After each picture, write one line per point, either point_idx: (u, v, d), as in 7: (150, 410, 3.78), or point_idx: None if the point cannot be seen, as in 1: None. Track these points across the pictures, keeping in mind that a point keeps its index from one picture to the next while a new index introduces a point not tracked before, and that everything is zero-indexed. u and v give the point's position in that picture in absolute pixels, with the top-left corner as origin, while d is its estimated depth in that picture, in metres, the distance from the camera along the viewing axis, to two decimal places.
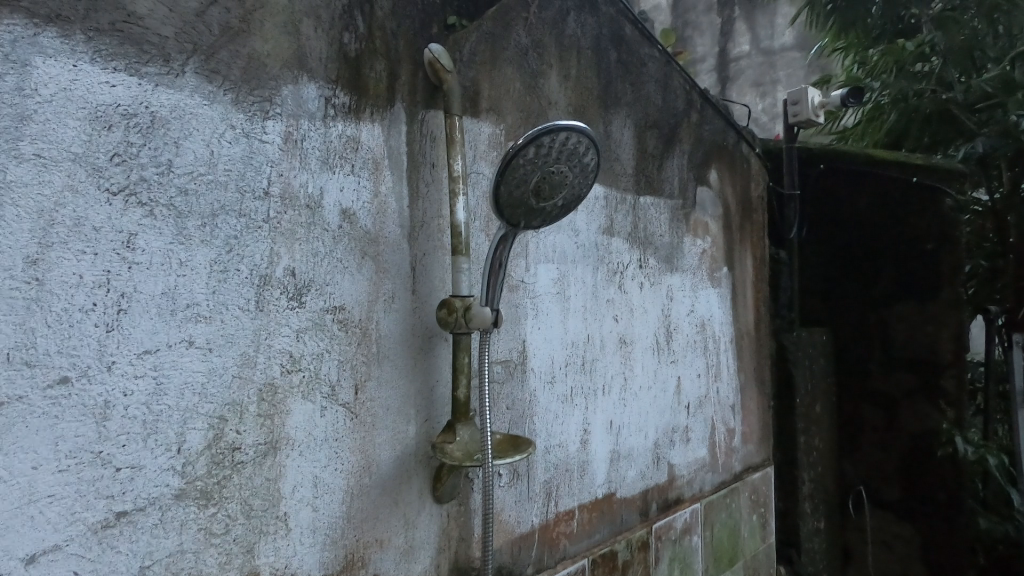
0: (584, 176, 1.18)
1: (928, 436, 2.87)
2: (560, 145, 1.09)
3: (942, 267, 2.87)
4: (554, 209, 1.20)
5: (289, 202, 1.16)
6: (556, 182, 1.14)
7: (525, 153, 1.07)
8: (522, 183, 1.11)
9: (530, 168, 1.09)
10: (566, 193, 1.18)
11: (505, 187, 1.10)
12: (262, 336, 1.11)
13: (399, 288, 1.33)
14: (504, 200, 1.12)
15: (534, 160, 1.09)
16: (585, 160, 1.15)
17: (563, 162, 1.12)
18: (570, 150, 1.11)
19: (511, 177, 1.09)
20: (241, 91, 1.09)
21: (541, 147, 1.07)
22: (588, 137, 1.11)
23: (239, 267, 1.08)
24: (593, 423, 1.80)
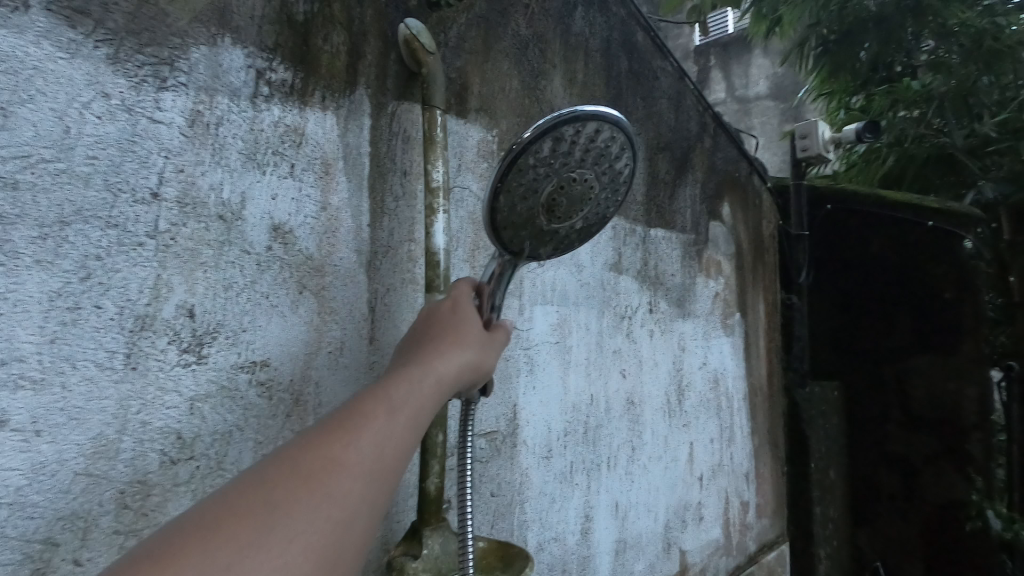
0: (614, 190, 0.89)
1: (954, 508, 2.57)
2: (588, 142, 0.80)
3: (963, 320, 2.64)
4: (571, 234, 0.90)
5: (191, 210, 0.80)
6: (578, 195, 0.84)
7: (539, 149, 0.77)
8: (531, 195, 0.81)
9: (544, 172, 0.79)
10: (589, 212, 0.88)
11: (507, 198, 0.80)
12: (132, 409, 0.73)
13: (350, 336, 0.97)
14: (505, 216, 0.81)
15: (549, 160, 0.79)
16: (618, 165, 0.85)
17: (589, 165, 0.82)
18: (601, 149, 0.82)
19: (518, 185, 0.79)
20: (124, 46, 0.75)
21: (561, 142, 0.78)
22: (625, 134, 0.82)
23: (101, 302, 0.71)
24: (596, 506, 1.44)
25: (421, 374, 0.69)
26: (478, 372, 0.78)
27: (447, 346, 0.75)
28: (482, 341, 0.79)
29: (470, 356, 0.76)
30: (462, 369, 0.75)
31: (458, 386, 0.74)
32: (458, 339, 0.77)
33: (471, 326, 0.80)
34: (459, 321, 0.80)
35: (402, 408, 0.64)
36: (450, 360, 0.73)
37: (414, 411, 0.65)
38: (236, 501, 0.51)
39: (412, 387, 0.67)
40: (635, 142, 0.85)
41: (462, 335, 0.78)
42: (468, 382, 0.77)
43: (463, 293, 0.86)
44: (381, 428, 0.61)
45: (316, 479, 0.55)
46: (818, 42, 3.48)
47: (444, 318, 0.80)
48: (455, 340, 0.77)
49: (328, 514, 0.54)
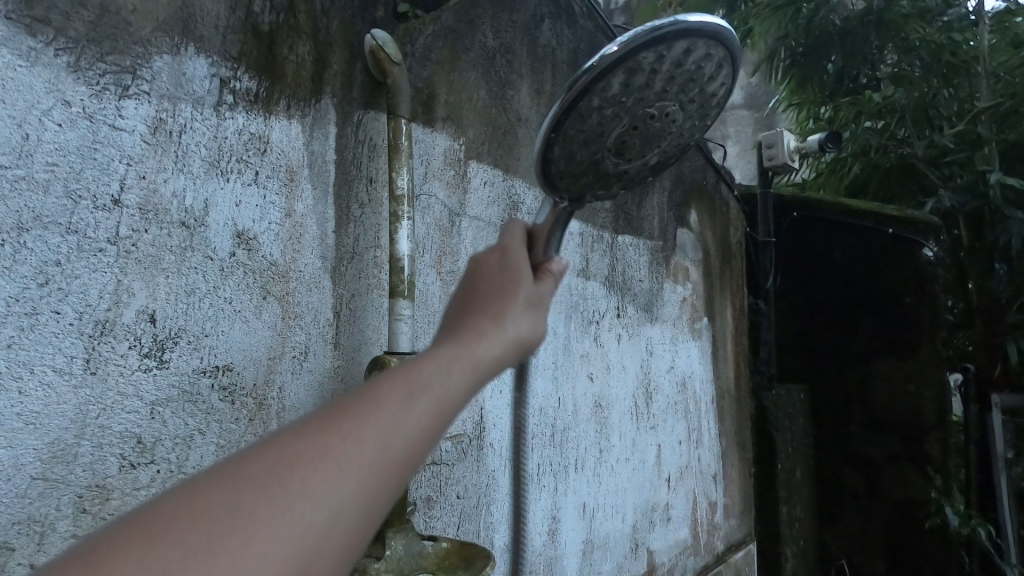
0: (701, 116, 0.77)
1: (914, 505, 2.65)
2: (675, 65, 0.69)
3: (923, 323, 2.73)
4: (646, 174, 0.81)
5: (152, 216, 0.81)
6: (654, 131, 0.73)
7: (607, 85, 0.68)
8: (598, 134, 0.72)
9: (612, 109, 0.70)
10: (670, 146, 0.77)
11: (567, 144, 0.72)
12: (90, 415, 0.73)
13: (315, 340, 0.98)
14: (562, 166, 0.73)
15: (621, 95, 0.69)
16: (710, 88, 0.75)
17: (674, 92, 0.71)
18: (690, 71, 0.71)
19: (579, 128, 0.71)
20: (85, 54, 0.76)
21: (637, 72, 0.68)
22: (721, 51, 0.71)
23: (60, 308, 0.72)
24: (564, 508, 1.46)
25: (449, 355, 0.47)
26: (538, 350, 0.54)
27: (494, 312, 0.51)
28: (539, 309, 0.55)
29: (524, 330, 0.52)
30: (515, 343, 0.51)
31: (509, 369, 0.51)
32: (510, 302, 0.53)
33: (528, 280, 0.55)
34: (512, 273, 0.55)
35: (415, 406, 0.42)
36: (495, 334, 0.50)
37: (433, 411, 0.43)
38: (189, 492, 0.35)
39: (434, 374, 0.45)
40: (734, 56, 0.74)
41: (519, 291, 0.54)
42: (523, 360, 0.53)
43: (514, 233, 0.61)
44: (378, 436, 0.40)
45: (289, 482, 0.36)
46: (786, 55, 3.60)
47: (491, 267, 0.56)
48: (506, 302, 0.53)
49: (282, 556, 0.34)
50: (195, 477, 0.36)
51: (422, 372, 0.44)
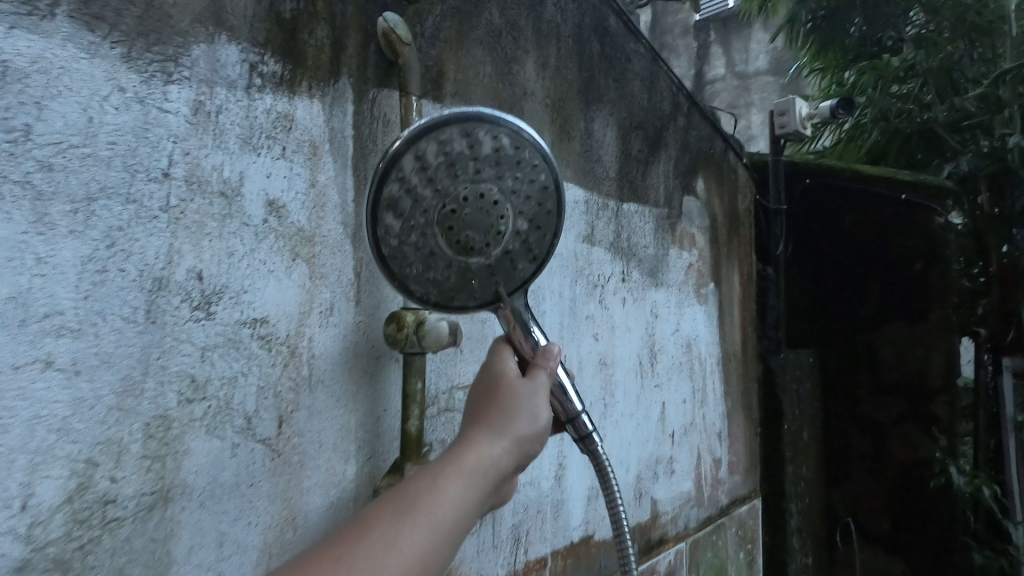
0: (502, 162, 0.86)
1: (918, 465, 2.73)
2: (423, 170, 0.84)
3: (931, 288, 2.75)
4: (523, 236, 0.92)
5: (196, 187, 0.93)
6: (469, 213, 0.86)
7: (387, 227, 0.85)
8: (425, 255, 0.88)
9: (417, 233, 0.86)
10: (506, 204, 0.88)
11: (418, 280, 0.90)
12: (152, 356, 0.87)
13: (338, 298, 1.11)
14: (434, 291, 0.91)
15: (406, 221, 0.85)
16: (486, 148, 0.86)
17: (451, 182, 0.85)
18: (445, 159, 0.84)
19: (411, 265, 0.88)
20: (135, 46, 0.87)
21: (397, 201, 0.84)
22: (453, 122, 0.83)
23: (124, 267, 0.85)
24: (569, 456, 1.58)
25: (467, 454, 0.80)
26: (530, 442, 0.85)
27: (492, 422, 0.84)
28: (530, 409, 0.86)
29: (523, 423, 0.85)
30: (509, 442, 0.83)
31: (512, 464, 0.83)
32: (505, 412, 0.85)
33: (514, 390, 0.88)
34: (503, 386, 0.88)
35: (451, 485, 0.76)
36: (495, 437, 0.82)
37: (462, 489, 0.76)
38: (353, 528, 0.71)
39: (459, 468, 0.78)
40: (468, 117, 0.84)
41: (514, 398, 0.87)
42: (522, 453, 0.84)
43: (504, 352, 0.95)
44: (433, 508, 0.73)
45: (402, 523, 0.71)
46: (807, 18, 3.60)
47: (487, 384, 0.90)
48: (509, 407, 0.86)
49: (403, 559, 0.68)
50: (353, 524, 0.72)
51: (452, 465, 0.78)
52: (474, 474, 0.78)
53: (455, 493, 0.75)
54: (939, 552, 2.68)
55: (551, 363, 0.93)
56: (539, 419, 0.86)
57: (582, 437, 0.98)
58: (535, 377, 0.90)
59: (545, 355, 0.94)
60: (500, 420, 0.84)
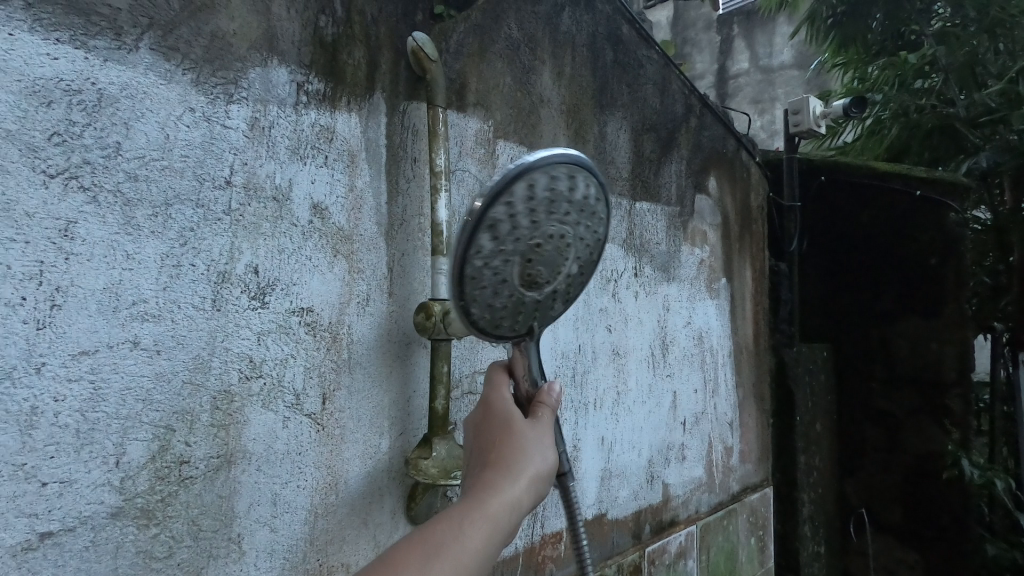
0: (589, 212, 0.92)
1: (932, 457, 2.78)
2: (529, 200, 0.84)
3: (947, 283, 2.79)
4: (572, 279, 0.96)
5: (253, 193, 1.07)
6: (550, 252, 0.89)
7: (479, 247, 0.83)
8: (497, 284, 0.87)
9: (502, 259, 0.86)
10: (575, 252, 0.93)
11: (478, 304, 0.88)
12: (218, 339, 1.01)
13: (374, 290, 1.24)
14: (488, 317, 0.90)
15: (498, 245, 0.84)
16: (579, 194, 0.89)
17: (551, 217, 0.87)
18: (548, 195, 0.86)
19: (482, 287, 0.86)
20: (202, 72, 1.01)
21: (496, 227, 0.83)
22: (571, 163, 0.86)
23: (194, 262, 0.99)
24: (584, 438, 1.70)
25: (487, 496, 0.74)
26: (546, 483, 0.81)
27: (507, 460, 0.79)
28: (543, 448, 0.82)
29: (535, 467, 0.79)
30: (528, 483, 0.78)
31: (529, 507, 0.78)
32: (520, 450, 0.80)
33: (527, 429, 0.84)
34: (515, 423, 0.84)
35: (472, 531, 0.70)
36: (514, 477, 0.77)
37: (484, 536, 0.71)
38: None
39: (479, 512, 0.72)
40: (582, 162, 0.87)
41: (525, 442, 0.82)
42: (539, 494, 0.80)
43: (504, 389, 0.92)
44: (456, 555, 0.68)
45: None
46: (828, 14, 3.46)
47: (497, 420, 0.85)
48: (520, 449, 0.81)
49: None
50: None
51: (473, 511, 0.72)
52: (497, 518, 0.72)
53: (478, 540, 0.70)
54: (952, 542, 2.74)
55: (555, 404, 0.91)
56: (552, 454, 0.82)
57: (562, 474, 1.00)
58: (542, 416, 0.88)
59: (549, 393, 0.92)
60: (516, 458, 0.79)
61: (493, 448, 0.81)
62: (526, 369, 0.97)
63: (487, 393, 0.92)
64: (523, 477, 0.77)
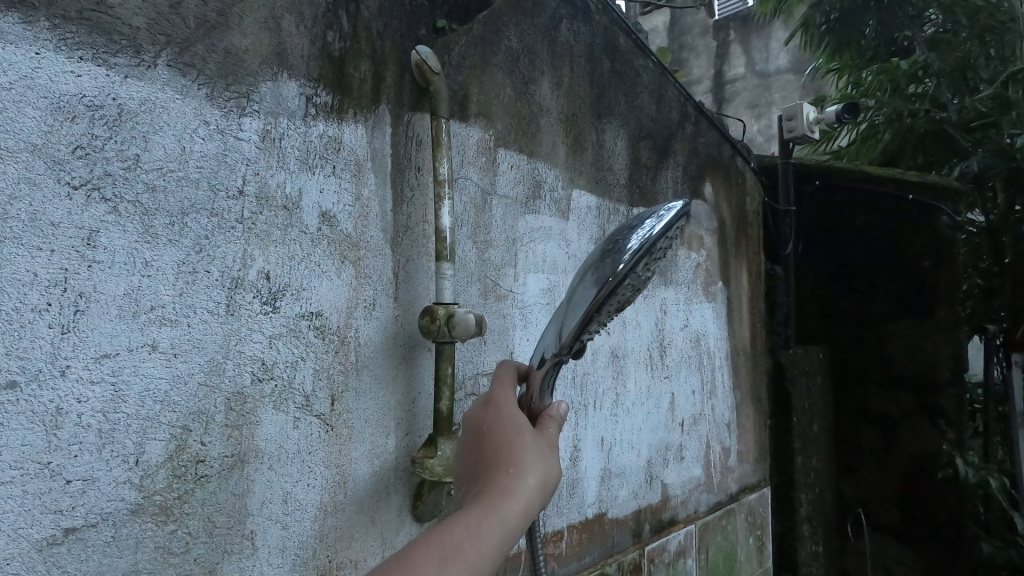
0: None
1: (927, 457, 2.82)
2: (667, 244, 0.99)
3: (939, 286, 2.84)
4: None
5: (265, 202, 1.11)
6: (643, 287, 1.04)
7: (633, 276, 0.94)
8: (614, 307, 0.98)
9: (630, 287, 0.98)
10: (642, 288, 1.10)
11: (594, 320, 0.98)
12: (232, 342, 1.05)
13: (380, 294, 1.28)
14: (591, 331, 1.00)
15: (638, 277, 0.97)
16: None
17: (663, 259, 1.03)
18: (670, 244, 1.03)
19: (610, 306, 0.97)
20: (216, 86, 1.06)
21: (645, 263, 0.96)
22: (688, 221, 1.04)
23: (209, 268, 1.03)
24: (584, 439, 1.74)
25: (498, 500, 0.71)
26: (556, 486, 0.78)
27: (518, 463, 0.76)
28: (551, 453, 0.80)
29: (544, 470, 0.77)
30: (539, 487, 0.75)
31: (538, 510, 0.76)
32: (531, 454, 0.78)
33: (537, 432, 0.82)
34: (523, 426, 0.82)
35: (484, 536, 0.68)
36: (526, 480, 0.74)
37: (496, 540, 0.68)
38: None
39: (490, 515, 0.70)
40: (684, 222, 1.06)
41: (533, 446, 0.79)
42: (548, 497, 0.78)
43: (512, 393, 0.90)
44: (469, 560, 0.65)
45: None
46: (822, 20, 3.53)
47: (507, 421, 0.82)
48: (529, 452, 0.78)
49: None
50: None
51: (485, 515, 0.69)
52: (510, 523, 0.70)
53: (491, 545, 0.68)
54: (947, 541, 2.78)
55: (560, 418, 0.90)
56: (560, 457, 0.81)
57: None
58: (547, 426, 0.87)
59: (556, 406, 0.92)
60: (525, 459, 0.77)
61: (503, 449, 0.78)
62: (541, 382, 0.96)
63: (495, 395, 0.89)
64: (535, 481, 0.75)
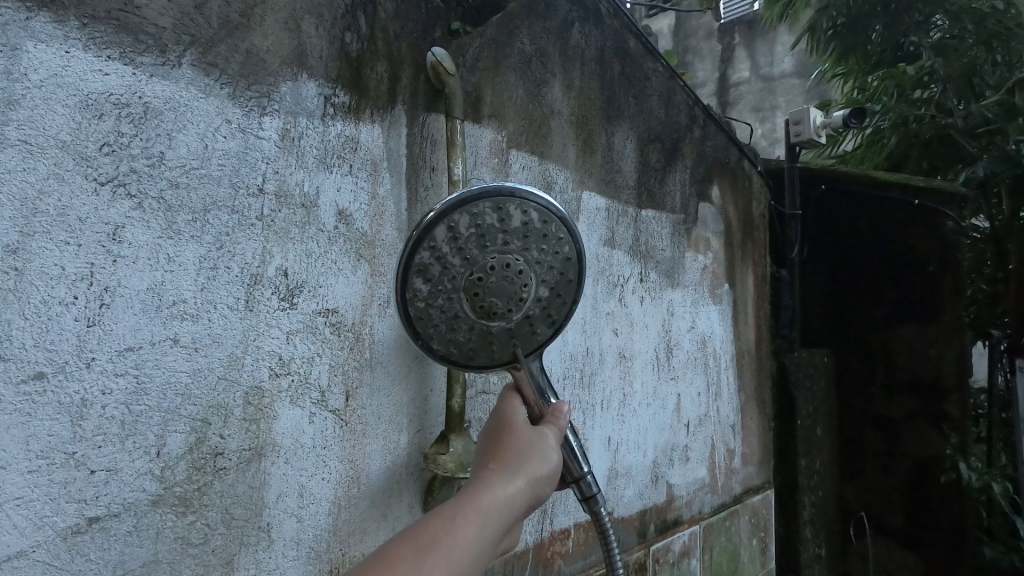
0: (541, 233, 0.97)
1: (930, 461, 2.83)
2: (453, 240, 0.93)
3: (944, 291, 2.84)
4: (545, 302, 1.01)
5: (283, 200, 1.13)
6: (501, 279, 0.95)
7: (415, 290, 0.93)
8: (454, 320, 0.96)
9: (444, 297, 0.95)
10: (536, 274, 0.97)
11: (439, 340, 0.97)
12: (250, 338, 1.07)
13: (393, 292, 1.29)
14: (455, 352, 0.99)
15: (434, 286, 0.94)
16: (515, 221, 0.95)
17: (481, 248, 0.94)
18: (475, 231, 0.93)
19: (435, 324, 0.96)
20: (238, 86, 1.08)
21: (425, 270, 0.93)
22: (488, 195, 0.92)
23: (230, 264, 1.05)
24: (592, 438, 1.76)
25: (487, 491, 0.78)
26: (543, 489, 0.85)
27: (508, 464, 0.84)
28: (542, 456, 0.87)
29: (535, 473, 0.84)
30: (526, 486, 0.82)
31: (524, 509, 0.82)
32: (523, 458, 0.85)
33: (528, 438, 0.89)
34: (516, 433, 0.90)
35: (474, 519, 0.73)
36: (515, 479, 0.81)
37: (484, 526, 0.74)
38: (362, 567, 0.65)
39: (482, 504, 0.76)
40: (506, 188, 0.92)
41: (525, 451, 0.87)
42: (534, 498, 0.83)
43: (509, 403, 0.99)
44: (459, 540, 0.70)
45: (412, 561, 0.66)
46: (828, 26, 3.52)
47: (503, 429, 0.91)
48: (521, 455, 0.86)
49: None
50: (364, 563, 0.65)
51: (472, 501, 0.75)
52: (498, 510, 0.76)
53: (482, 528, 0.73)
54: (950, 545, 2.79)
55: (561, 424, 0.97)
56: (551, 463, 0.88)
57: (587, 497, 1.01)
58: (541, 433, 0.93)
59: (557, 411, 0.98)
60: (519, 462, 0.84)
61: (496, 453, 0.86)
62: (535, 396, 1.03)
63: (495, 408, 0.98)
64: (523, 480, 0.82)
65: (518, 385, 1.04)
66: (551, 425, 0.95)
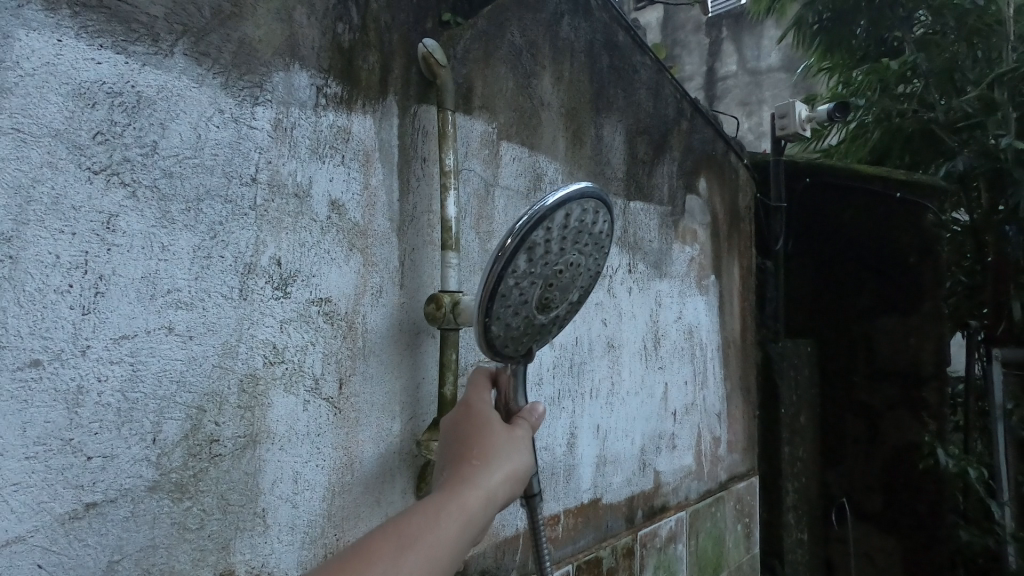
0: (603, 248, 1.10)
1: (910, 449, 2.92)
2: (563, 228, 0.99)
3: (924, 282, 2.94)
4: (571, 307, 1.13)
5: (277, 190, 1.13)
6: (567, 278, 1.05)
7: (516, 266, 0.95)
8: (521, 305, 1.00)
9: (529, 280, 0.99)
10: (583, 282, 1.10)
11: (500, 321, 0.99)
12: (245, 326, 1.08)
13: (387, 282, 1.31)
14: (504, 336, 1.01)
15: (530, 266, 0.97)
16: (598, 228, 1.06)
17: (573, 242, 1.02)
18: (576, 226, 1.01)
19: (508, 304, 0.98)
20: (231, 75, 1.08)
21: (532, 248, 0.96)
22: (599, 199, 1.02)
23: (223, 253, 1.06)
24: (581, 426, 1.79)
25: (466, 488, 0.80)
26: (522, 482, 0.87)
27: (486, 460, 0.85)
28: (520, 451, 0.89)
29: (513, 469, 0.86)
30: (505, 479, 0.84)
31: (503, 502, 0.84)
32: (501, 452, 0.87)
33: (507, 432, 0.91)
34: (493, 428, 0.91)
35: (451, 516, 0.75)
36: (493, 474, 0.83)
37: (462, 524, 0.76)
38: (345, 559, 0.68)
39: (461, 502, 0.78)
40: (608, 200, 1.04)
41: (503, 445, 0.88)
42: (511, 494, 0.86)
43: (485, 390, 1.00)
44: (436, 537, 0.73)
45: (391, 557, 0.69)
46: (815, 20, 3.59)
47: (480, 418, 0.92)
48: (499, 449, 0.87)
49: None
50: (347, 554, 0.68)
51: (450, 501, 0.77)
52: (477, 508, 0.79)
53: (458, 526, 0.75)
54: (927, 529, 2.90)
55: (536, 420, 0.99)
56: (526, 458, 0.90)
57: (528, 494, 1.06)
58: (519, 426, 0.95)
59: (531, 411, 0.99)
60: (497, 457, 0.86)
61: (476, 443, 0.88)
62: (510, 385, 1.04)
63: (471, 394, 0.99)
64: (500, 474, 0.84)
65: (495, 378, 1.05)
66: (525, 420, 0.97)
